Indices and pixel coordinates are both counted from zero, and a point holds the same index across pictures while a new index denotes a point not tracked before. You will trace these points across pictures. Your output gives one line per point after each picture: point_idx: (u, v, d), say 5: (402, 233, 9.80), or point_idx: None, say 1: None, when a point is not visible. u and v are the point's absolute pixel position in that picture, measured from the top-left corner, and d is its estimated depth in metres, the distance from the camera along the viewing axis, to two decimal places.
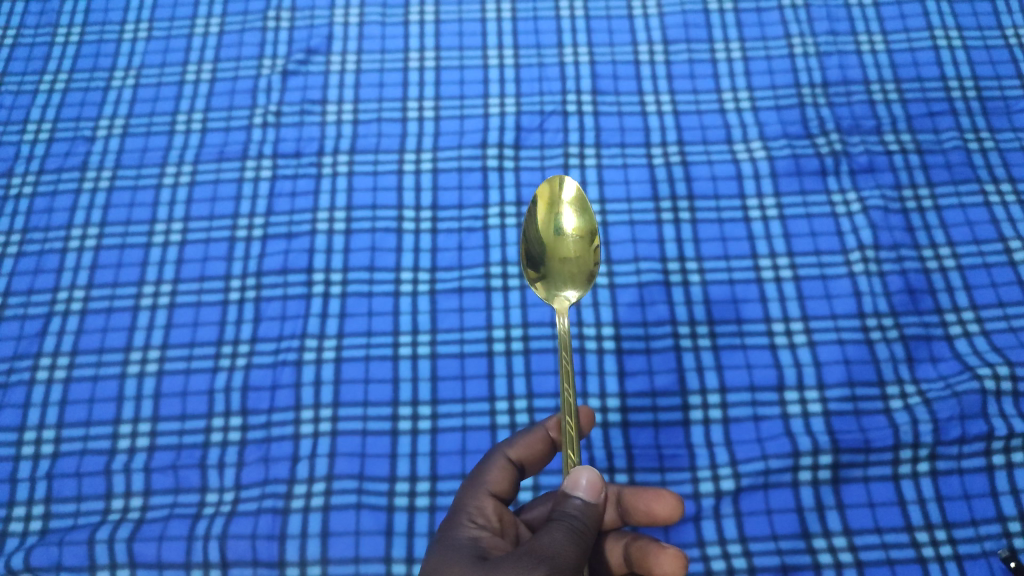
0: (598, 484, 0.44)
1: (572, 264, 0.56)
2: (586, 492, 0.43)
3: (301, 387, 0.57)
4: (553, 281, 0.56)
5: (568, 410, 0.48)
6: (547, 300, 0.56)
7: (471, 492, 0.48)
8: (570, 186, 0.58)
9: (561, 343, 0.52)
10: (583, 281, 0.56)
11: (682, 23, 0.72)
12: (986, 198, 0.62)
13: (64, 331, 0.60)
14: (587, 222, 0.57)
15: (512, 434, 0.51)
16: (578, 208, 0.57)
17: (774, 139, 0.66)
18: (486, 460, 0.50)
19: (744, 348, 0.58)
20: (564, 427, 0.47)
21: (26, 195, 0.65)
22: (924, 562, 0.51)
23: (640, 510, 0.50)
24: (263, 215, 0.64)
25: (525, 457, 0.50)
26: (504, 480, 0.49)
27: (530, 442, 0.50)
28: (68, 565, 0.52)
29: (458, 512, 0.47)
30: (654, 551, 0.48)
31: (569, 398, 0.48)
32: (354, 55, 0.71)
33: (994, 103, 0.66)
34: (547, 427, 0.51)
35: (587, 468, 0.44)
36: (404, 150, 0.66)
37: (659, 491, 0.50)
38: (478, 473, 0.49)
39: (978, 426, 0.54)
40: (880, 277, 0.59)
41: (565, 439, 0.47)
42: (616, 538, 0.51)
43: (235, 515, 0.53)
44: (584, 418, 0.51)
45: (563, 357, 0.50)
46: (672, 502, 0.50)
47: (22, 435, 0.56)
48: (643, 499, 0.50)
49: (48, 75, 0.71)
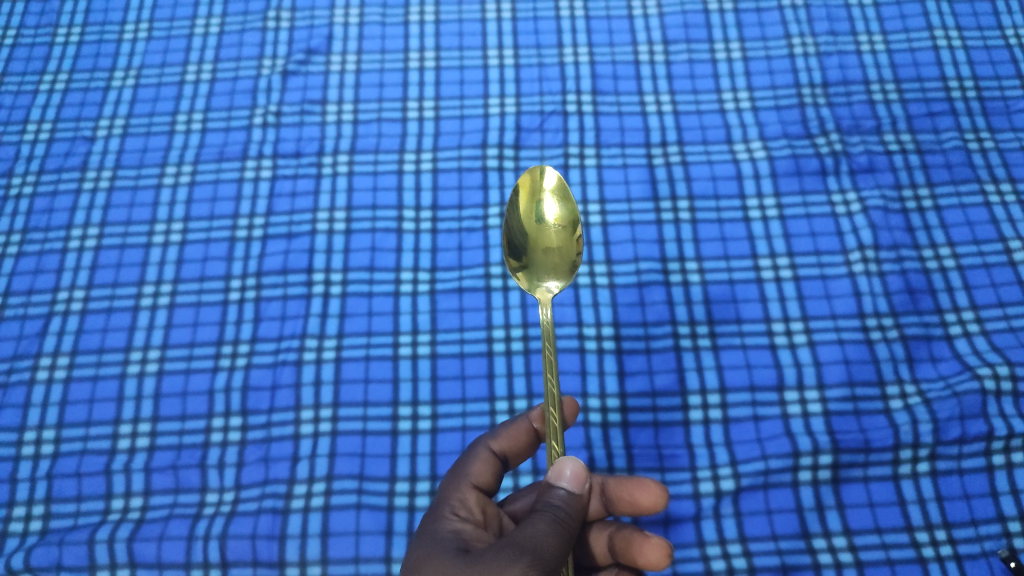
0: (583, 474, 0.43)
1: (554, 255, 0.56)
2: (570, 483, 0.43)
3: (301, 387, 0.57)
4: (536, 271, 0.56)
5: (551, 401, 0.48)
6: (529, 290, 0.57)
7: (454, 485, 0.48)
8: (552, 175, 0.57)
9: (546, 335, 0.51)
10: (566, 271, 0.56)
11: (682, 23, 0.72)
12: (986, 198, 0.62)
13: (65, 331, 0.60)
14: (568, 211, 0.56)
15: (495, 426, 0.51)
16: (560, 197, 0.57)
17: (774, 139, 0.66)
18: (469, 453, 0.50)
19: (744, 348, 0.58)
20: (547, 417, 0.47)
21: (26, 195, 0.65)
22: (925, 562, 0.51)
23: (623, 500, 0.49)
24: (263, 215, 0.64)
25: (509, 449, 0.50)
26: (486, 472, 0.49)
27: (512, 434, 0.50)
28: (68, 565, 0.52)
29: (441, 505, 0.47)
30: (638, 541, 0.47)
31: (551, 388, 0.48)
32: (354, 55, 0.71)
33: (994, 103, 0.66)
34: (531, 418, 0.50)
35: (571, 459, 0.44)
36: (404, 151, 0.66)
37: (642, 480, 0.49)
38: (461, 466, 0.49)
39: (978, 426, 0.54)
40: (880, 276, 0.59)
41: (549, 429, 0.47)
42: (600, 528, 0.50)
43: (235, 515, 0.53)
44: (568, 408, 0.51)
45: (548, 350, 0.50)
46: (656, 492, 0.48)
47: (22, 435, 0.56)
48: (626, 489, 0.49)
49: (48, 75, 0.71)
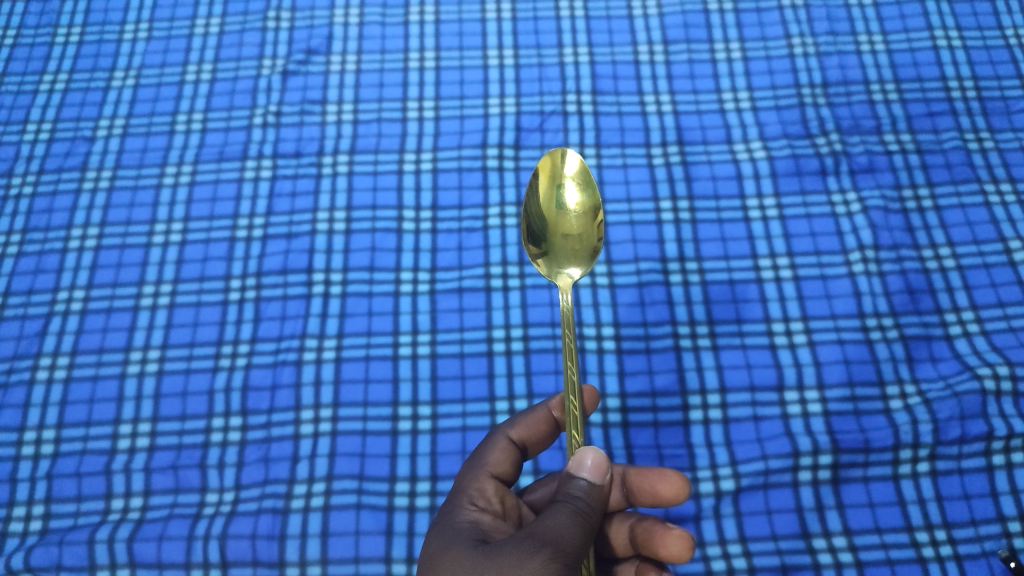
0: (604, 464, 0.43)
1: (574, 240, 0.56)
2: (591, 473, 0.42)
3: (301, 387, 0.57)
4: (556, 258, 0.56)
5: (571, 390, 0.47)
6: (549, 276, 0.56)
7: (473, 474, 0.48)
8: (573, 158, 0.58)
9: (567, 321, 0.51)
10: (587, 257, 0.56)
11: (682, 23, 0.72)
12: (986, 198, 0.62)
13: (64, 330, 0.60)
14: (590, 197, 0.56)
15: (513, 415, 0.51)
16: (581, 182, 0.57)
17: (774, 139, 0.66)
18: (488, 442, 0.50)
19: (744, 348, 0.58)
20: (568, 406, 0.47)
21: (26, 195, 0.65)
22: (925, 562, 0.51)
23: (645, 491, 0.49)
24: (263, 215, 0.64)
25: (528, 437, 0.50)
26: (505, 461, 0.49)
27: (532, 422, 0.50)
28: (67, 565, 0.51)
29: (459, 494, 0.47)
30: (660, 533, 0.47)
31: (571, 377, 0.47)
32: (354, 55, 0.71)
33: (994, 103, 0.66)
34: (551, 407, 0.50)
35: (592, 449, 0.43)
36: (404, 151, 0.66)
37: (664, 471, 0.49)
38: (480, 455, 0.50)
39: (978, 426, 0.54)
40: (880, 276, 0.59)
41: (568, 419, 0.47)
42: (621, 519, 0.51)
43: (235, 515, 0.53)
44: (589, 397, 0.51)
45: (568, 337, 0.50)
46: (678, 483, 0.49)
47: (22, 435, 0.56)
48: (648, 480, 0.49)
49: (48, 75, 0.71)
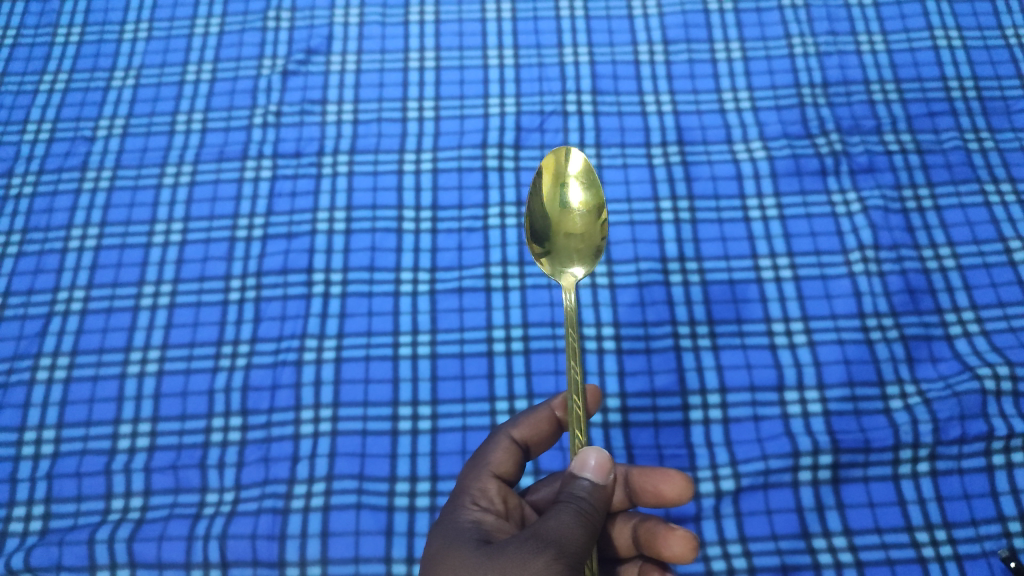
0: (607, 465, 0.43)
1: (577, 240, 0.56)
2: (594, 473, 0.42)
3: (301, 387, 0.57)
4: (558, 257, 0.56)
5: (574, 389, 0.47)
6: (552, 275, 0.57)
7: (475, 474, 0.48)
8: (577, 157, 0.57)
9: (568, 321, 0.51)
10: (590, 256, 0.56)
11: (682, 23, 0.72)
12: (986, 198, 0.62)
13: (64, 330, 0.60)
14: (593, 196, 0.56)
15: (515, 415, 0.51)
16: (585, 181, 0.57)
17: (774, 139, 0.66)
18: (490, 442, 0.50)
19: (744, 348, 0.58)
20: (571, 406, 0.47)
21: (26, 195, 0.65)
22: (924, 561, 0.51)
23: (648, 492, 0.49)
24: (263, 215, 0.64)
25: (530, 437, 0.50)
26: (507, 461, 0.49)
27: (534, 422, 0.50)
28: (68, 565, 0.51)
29: (462, 494, 0.47)
30: (663, 534, 0.47)
31: (574, 376, 0.47)
32: (354, 55, 0.71)
33: (994, 103, 0.66)
34: (553, 407, 0.50)
35: (594, 449, 0.43)
36: (404, 151, 0.66)
37: (666, 472, 0.49)
38: (483, 455, 0.50)
39: (978, 426, 0.54)
40: (880, 276, 0.59)
41: (571, 418, 0.46)
42: (624, 519, 0.51)
43: (235, 515, 0.53)
44: (591, 396, 0.51)
45: (571, 337, 0.49)
46: (680, 483, 0.49)
47: (22, 435, 0.56)
48: (650, 481, 0.49)
49: (48, 75, 0.71)
